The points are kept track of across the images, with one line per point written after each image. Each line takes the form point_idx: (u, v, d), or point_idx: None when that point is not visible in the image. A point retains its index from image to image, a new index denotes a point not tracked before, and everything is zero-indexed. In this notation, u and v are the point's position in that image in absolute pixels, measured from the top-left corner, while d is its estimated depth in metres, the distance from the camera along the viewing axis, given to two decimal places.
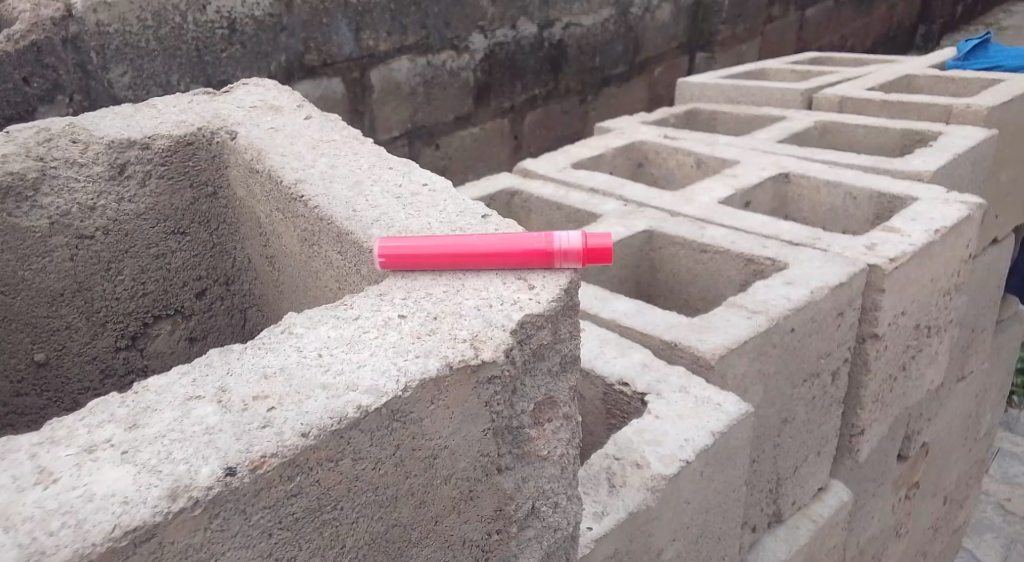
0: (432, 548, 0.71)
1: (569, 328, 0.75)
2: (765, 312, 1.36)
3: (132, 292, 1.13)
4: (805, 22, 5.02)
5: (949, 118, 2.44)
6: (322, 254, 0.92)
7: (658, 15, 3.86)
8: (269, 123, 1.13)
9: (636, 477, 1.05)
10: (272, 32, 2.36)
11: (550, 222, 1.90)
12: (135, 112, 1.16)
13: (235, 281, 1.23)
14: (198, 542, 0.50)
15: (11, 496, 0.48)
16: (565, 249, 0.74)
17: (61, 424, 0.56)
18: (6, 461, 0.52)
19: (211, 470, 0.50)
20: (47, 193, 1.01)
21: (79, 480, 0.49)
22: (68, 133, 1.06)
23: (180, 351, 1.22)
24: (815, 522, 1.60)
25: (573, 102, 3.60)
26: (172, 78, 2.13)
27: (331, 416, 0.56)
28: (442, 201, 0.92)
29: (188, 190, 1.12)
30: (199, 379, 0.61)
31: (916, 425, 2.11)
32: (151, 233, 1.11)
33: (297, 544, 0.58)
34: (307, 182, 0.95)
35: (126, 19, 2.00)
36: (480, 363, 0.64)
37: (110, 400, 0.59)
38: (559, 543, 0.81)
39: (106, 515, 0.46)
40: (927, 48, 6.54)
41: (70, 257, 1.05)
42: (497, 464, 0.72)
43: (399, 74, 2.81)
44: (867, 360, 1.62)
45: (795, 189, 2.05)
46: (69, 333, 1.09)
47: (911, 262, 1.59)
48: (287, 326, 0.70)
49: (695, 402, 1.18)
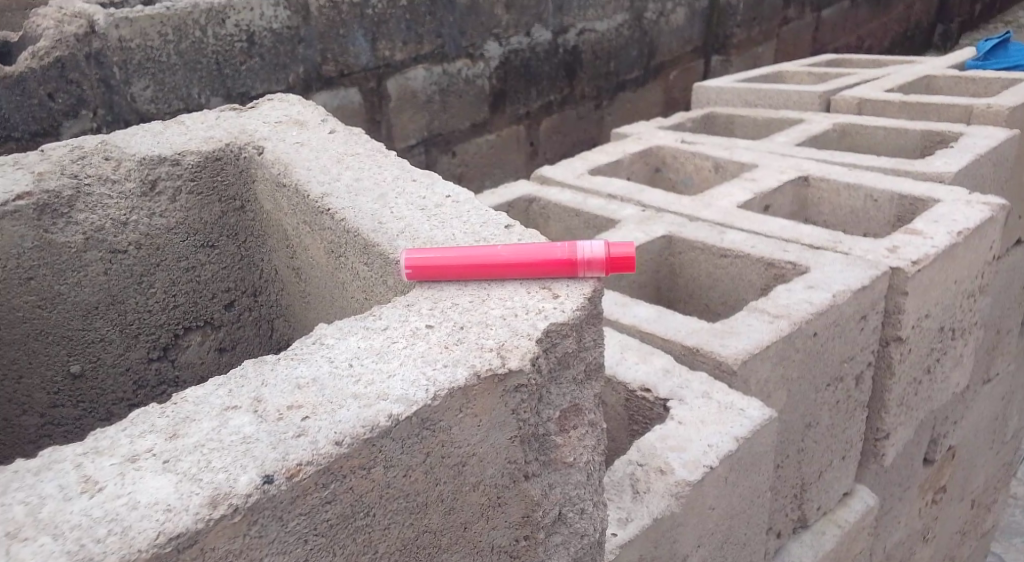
0: (460, 554, 0.72)
1: (592, 336, 0.76)
2: (787, 316, 1.36)
3: (163, 305, 1.16)
4: (821, 23, 4.99)
5: (969, 119, 2.42)
6: (349, 266, 0.94)
7: (672, 19, 3.87)
8: (294, 137, 1.16)
9: (660, 483, 1.06)
10: (290, 43, 2.39)
11: (568, 228, 1.91)
12: (163, 128, 1.19)
13: (262, 293, 1.25)
14: (237, 548, 0.52)
15: (57, 505, 0.50)
16: (589, 258, 0.75)
17: (104, 435, 0.58)
18: (53, 471, 0.54)
19: (250, 478, 0.52)
20: (81, 209, 1.03)
21: (123, 489, 0.51)
22: (100, 151, 1.09)
23: (210, 362, 1.25)
24: (841, 527, 1.59)
25: (588, 108, 3.60)
26: (192, 91, 2.17)
27: (363, 425, 0.57)
28: (465, 211, 0.93)
29: (217, 205, 1.14)
30: (234, 390, 0.63)
31: (943, 428, 2.08)
32: (181, 247, 1.14)
33: (330, 550, 0.59)
34: (333, 196, 0.97)
35: (147, 34, 2.04)
36: (506, 372, 0.65)
37: (150, 410, 0.61)
38: (585, 549, 0.82)
39: (151, 522, 0.48)
40: (945, 47, 6.47)
41: (103, 271, 1.08)
42: (524, 471, 0.73)
43: (415, 83, 2.83)
44: (891, 364, 1.61)
45: (814, 192, 2.04)
46: (104, 345, 1.12)
47: (933, 265, 1.58)
48: (318, 337, 0.71)
49: (717, 408, 1.18)
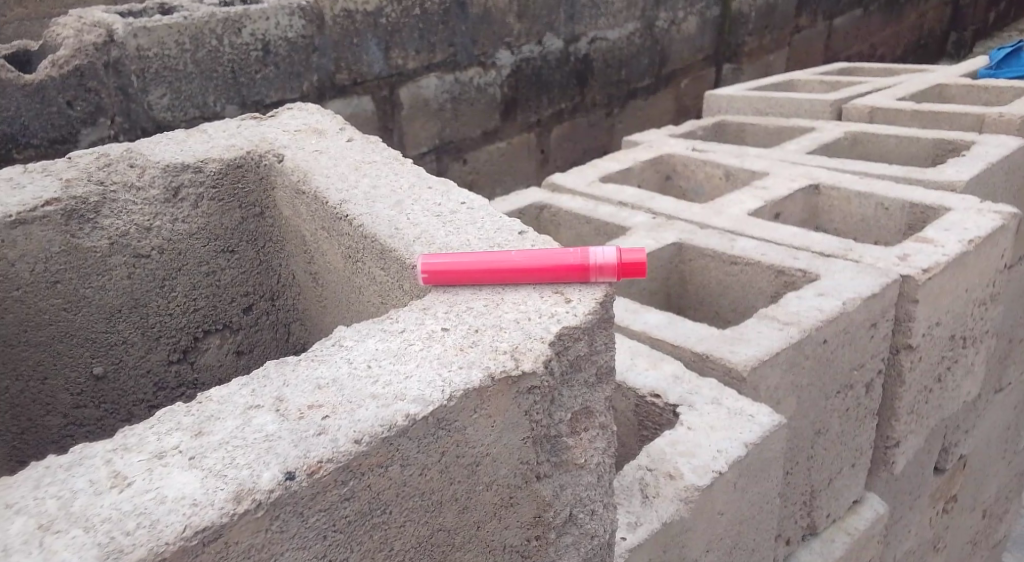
0: (473, 552, 0.74)
1: (604, 340, 0.78)
2: (797, 324, 1.37)
3: (184, 308, 1.19)
4: (833, 32, 5.00)
5: (981, 128, 2.43)
6: (365, 271, 0.97)
7: (684, 27, 3.89)
8: (312, 145, 1.18)
9: (669, 488, 1.07)
10: (305, 52, 2.43)
11: (579, 235, 1.93)
12: (186, 136, 1.22)
13: (280, 297, 1.27)
14: (260, 542, 0.54)
15: (89, 499, 0.52)
16: (600, 263, 0.77)
17: (132, 432, 0.60)
18: (84, 466, 0.56)
19: (272, 475, 0.54)
20: (107, 215, 1.06)
21: (152, 484, 0.53)
22: (125, 158, 1.12)
23: (228, 364, 1.27)
24: (851, 535, 1.59)
25: (599, 116, 3.63)
26: (207, 98, 2.21)
27: (381, 425, 0.59)
28: (479, 218, 0.96)
29: (237, 211, 1.17)
30: (257, 390, 0.65)
31: (955, 437, 2.08)
32: (202, 252, 1.17)
33: (348, 546, 0.61)
34: (350, 202, 0.99)
35: (165, 43, 2.08)
36: (520, 374, 0.67)
37: (176, 409, 0.63)
38: (596, 549, 0.83)
39: (177, 516, 0.50)
40: (958, 56, 6.45)
41: (127, 275, 1.11)
42: (536, 472, 0.75)
43: (428, 91, 2.87)
44: (901, 372, 1.62)
45: (825, 200, 2.05)
46: (126, 347, 1.15)
47: (944, 273, 1.58)
48: (337, 339, 0.73)
49: (727, 414, 1.19)
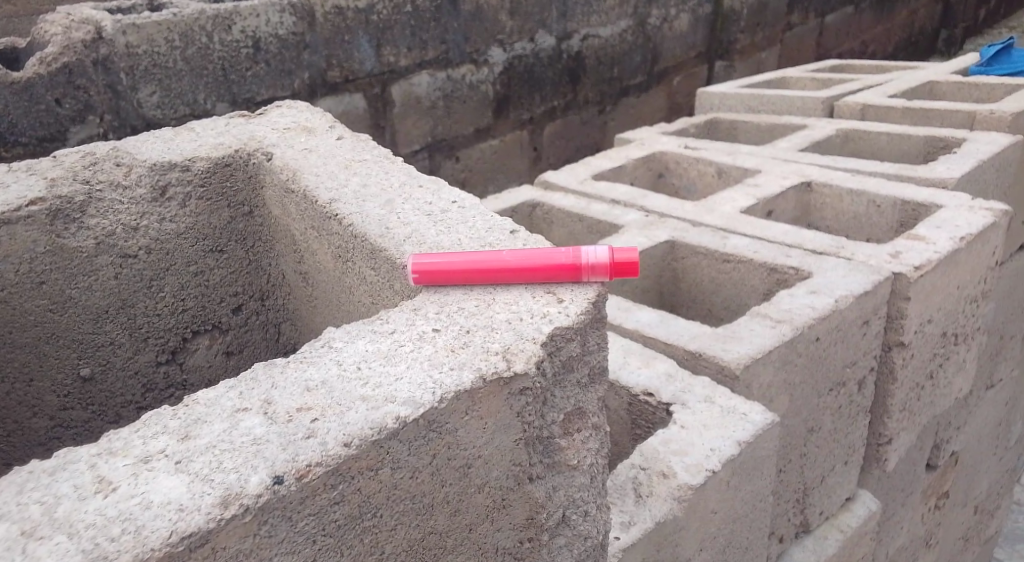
0: (465, 554, 0.73)
1: (596, 340, 0.77)
2: (789, 321, 1.37)
3: (172, 309, 1.17)
4: (824, 28, 5.01)
5: (972, 126, 2.44)
6: (356, 271, 0.96)
7: (676, 24, 3.88)
8: (302, 143, 1.17)
9: (662, 487, 1.07)
10: (295, 49, 2.41)
11: (572, 233, 1.93)
12: (174, 135, 1.21)
13: (270, 297, 1.26)
14: (248, 547, 0.53)
15: (73, 504, 0.51)
16: (593, 263, 0.77)
17: (118, 436, 0.59)
18: (67, 472, 0.55)
19: (260, 479, 0.53)
20: (92, 215, 1.05)
21: (137, 489, 0.52)
22: (112, 156, 1.10)
23: (218, 365, 1.26)
24: (843, 532, 1.59)
25: (591, 113, 3.62)
26: (198, 96, 2.19)
27: (371, 427, 0.58)
28: (470, 217, 0.95)
29: (226, 211, 1.16)
30: (245, 392, 0.64)
31: (946, 433, 2.09)
32: (190, 251, 1.16)
33: (338, 549, 0.60)
34: (340, 201, 0.98)
35: (155, 40, 2.06)
36: (512, 376, 0.66)
37: (162, 412, 0.62)
38: (590, 550, 0.82)
39: (163, 522, 0.49)
40: (949, 53, 6.47)
41: (114, 275, 1.09)
42: (528, 474, 0.74)
43: (420, 88, 2.85)
44: (893, 369, 1.62)
45: (817, 198, 2.05)
46: (113, 348, 1.14)
47: (936, 271, 1.59)
48: (326, 340, 0.72)
49: (720, 412, 1.19)
